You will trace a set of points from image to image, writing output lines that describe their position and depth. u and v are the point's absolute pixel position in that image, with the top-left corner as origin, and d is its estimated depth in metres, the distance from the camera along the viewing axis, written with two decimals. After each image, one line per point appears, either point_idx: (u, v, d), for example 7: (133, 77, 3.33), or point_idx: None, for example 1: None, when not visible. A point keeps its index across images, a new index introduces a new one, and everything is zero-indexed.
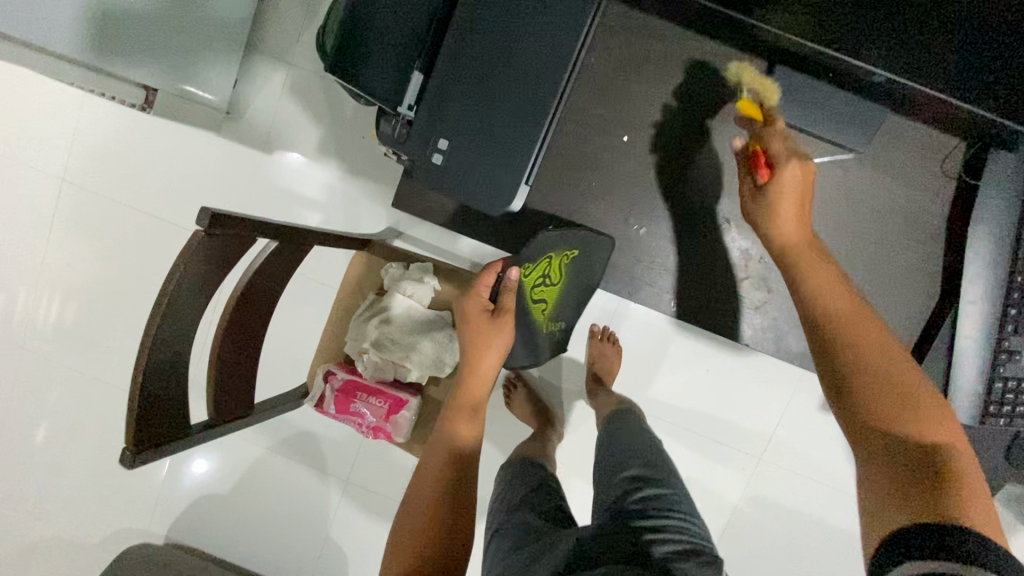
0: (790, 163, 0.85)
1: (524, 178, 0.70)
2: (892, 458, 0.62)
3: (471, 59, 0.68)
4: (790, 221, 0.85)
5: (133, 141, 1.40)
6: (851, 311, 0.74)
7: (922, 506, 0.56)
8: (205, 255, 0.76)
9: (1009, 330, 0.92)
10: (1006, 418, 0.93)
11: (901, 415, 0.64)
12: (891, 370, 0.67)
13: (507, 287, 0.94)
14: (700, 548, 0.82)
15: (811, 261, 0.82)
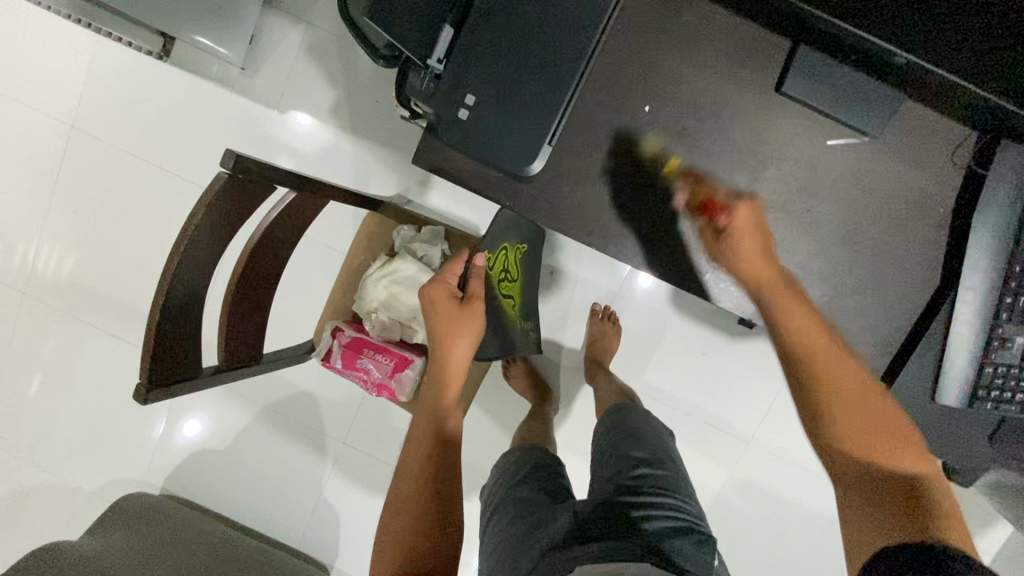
0: (739, 207, 0.83)
1: (547, 139, 0.70)
2: (859, 484, 0.67)
3: (504, 15, 0.68)
4: (750, 257, 0.82)
5: (150, 97, 1.47)
6: (807, 330, 0.75)
7: (905, 528, 0.60)
8: (226, 198, 0.77)
9: (1003, 317, 0.80)
10: (993, 402, 0.81)
11: (878, 440, 0.68)
12: (848, 382, 0.71)
13: (475, 274, 0.98)
14: (696, 524, 0.88)
15: (778, 285, 0.80)
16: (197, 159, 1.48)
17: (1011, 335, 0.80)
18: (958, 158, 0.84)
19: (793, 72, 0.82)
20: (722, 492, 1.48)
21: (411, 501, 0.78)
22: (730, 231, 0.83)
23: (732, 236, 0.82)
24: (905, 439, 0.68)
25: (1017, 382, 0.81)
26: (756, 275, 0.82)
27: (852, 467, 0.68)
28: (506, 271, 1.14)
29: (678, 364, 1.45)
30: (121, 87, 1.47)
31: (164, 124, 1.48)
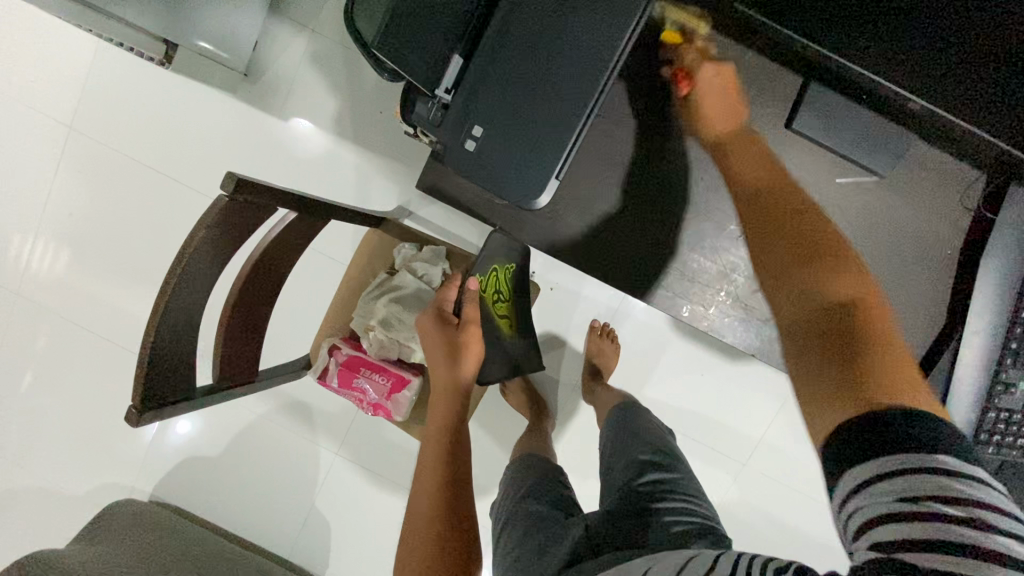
0: (703, 65, 0.80)
1: (555, 173, 0.69)
2: (805, 321, 0.53)
3: (514, 46, 0.67)
4: (717, 112, 0.79)
5: (150, 99, 1.45)
6: (778, 196, 0.62)
7: (854, 391, 0.47)
8: (225, 221, 0.76)
9: (1007, 362, 0.78)
10: (994, 446, 0.79)
11: (824, 272, 0.54)
12: (813, 236, 0.57)
13: (469, 298, 1.01)
14: (709, 523, 0.87)
15: (742, 145, 0.74)
16: (197, 163, 1.47)
17: (1015, 379, 0.78)
18: (966, 201, 0.83)
19: (803, 109, 0.81)
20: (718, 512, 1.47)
21: (427, 521, 0.74)
22: (696, 94, 0.80)
23: (699, 99, 0.80)
24: (841, 265, 0.55)
25: (1019, 429, 0.78)
26: (722, 134, 0.77)
27: (802, 306, 0.54)
28: (498, 291, 1.09)
29: (676, 384, 1.45)
30: (121, 90, 1.45)
31: (164, 128, 1.46)
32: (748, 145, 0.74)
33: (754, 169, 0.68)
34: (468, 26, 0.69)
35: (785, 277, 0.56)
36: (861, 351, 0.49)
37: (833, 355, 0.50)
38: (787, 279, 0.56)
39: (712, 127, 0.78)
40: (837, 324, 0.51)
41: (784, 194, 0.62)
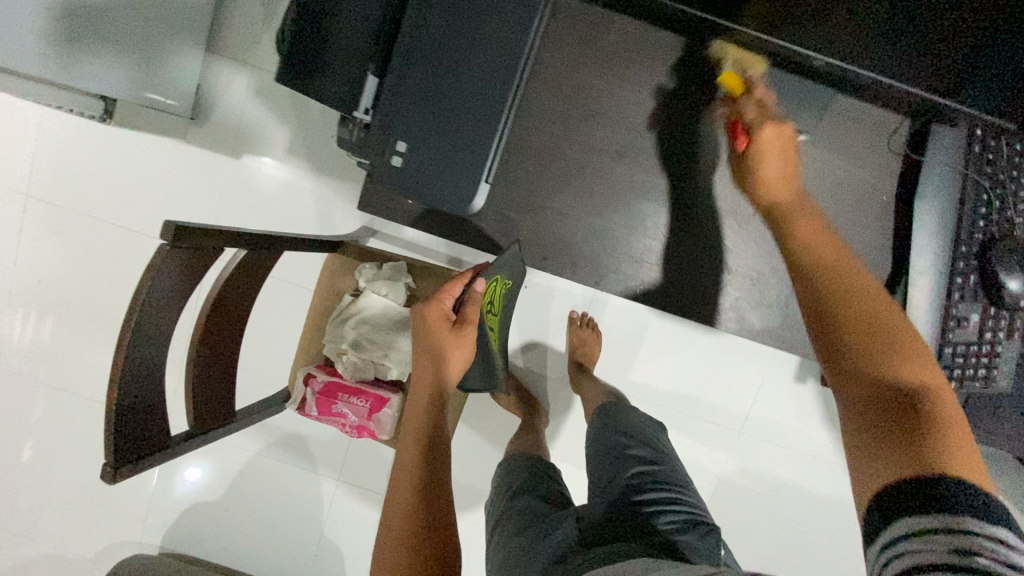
0: (764, 125, 0.74)
1: (483, 176, 0.70)
2: (867, 397, 0.49)
3: (422, 58, 0.68)
4: (774, 169, 0.71)
5: (103, 155, 1.45)
6: (823, 250, 0.59)
7: (904, 454, 0.45)
8: (171, 269, 0.77)
9: (955, 298, 0.78)
10: (957, 380, 0.80)
11: (892, 356, 0.50)
12: (888, 316, 0.53)
13: (472, 297, 0.92)
14: (698, 513, 0.89)
15: (789, 212, 0.65)
16: (159, 213, 1.47)
17: (966, 313, 0.78)
18: (895, 146, 0.86)
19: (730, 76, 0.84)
20: (721, 483, 1.49)
21: (407, 509, 0.75)
22: (755, 148, 0.73)
23: (756, 155, 0.72)
24: (900, 345, 0.50)
25: (979, 359, 0.79)
26: (767, 192, 0.70)
27: (851, 379, 0.51)
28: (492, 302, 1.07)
29: (661, 364, 1.46)
30: (72, 151, 1.45)
31: (121, 183, 1.46)
32: (795, 210, 0.65)
33: (765, 174, 0.71)
34: (374, 45, 0.69)
35: (842, 347, 0.52)
36: (925, 439, 0.45)
37: (885, 421, 0.47)
38: (845, 356, 0.51)
39: (760, 188, 0.71)
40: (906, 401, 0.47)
41: (832, 252, 0.58)
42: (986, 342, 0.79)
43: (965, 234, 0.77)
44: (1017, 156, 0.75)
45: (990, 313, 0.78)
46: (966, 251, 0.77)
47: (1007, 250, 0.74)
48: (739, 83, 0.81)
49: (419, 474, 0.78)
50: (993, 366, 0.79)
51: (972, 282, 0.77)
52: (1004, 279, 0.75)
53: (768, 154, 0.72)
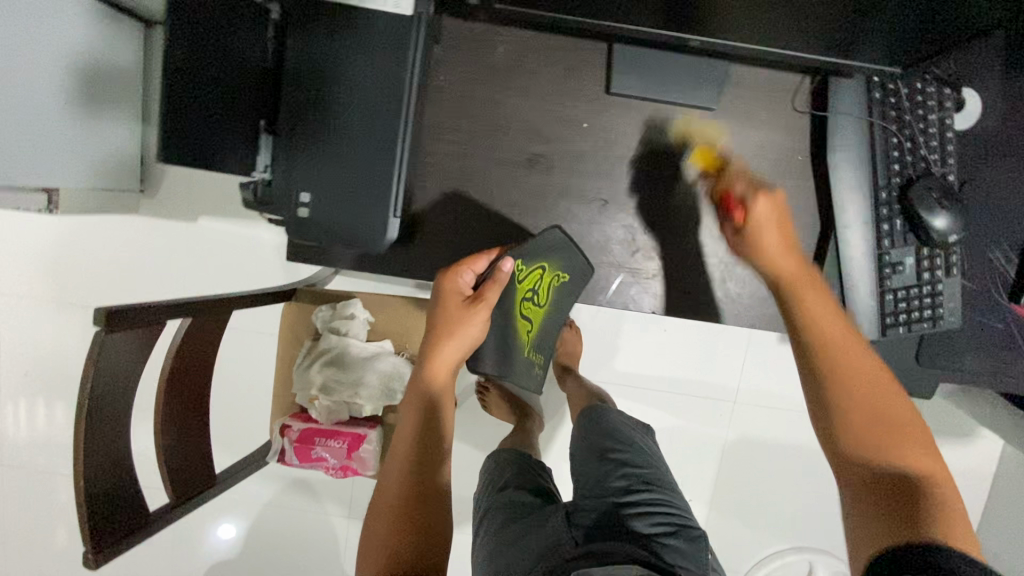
0: (756, 197, 0.72)
1: (392, 211, 0.71)
2: (868, 481, 0.57)
3: (306, 110, 0.69)
4: (773, 247, 0.71)
5: (56, 242, 1.43)
6: (842, 340, 0.63)
7: (892, 528, 0.53)
8: (115, 354, 0.78)
9: (885, 244, 0.78)
10: (904, 326, 0.79)
11: (893, 446, 0.57)
12: (890, 402, 0.59)
13: (494, 279, 0.80)
14: (686, 519, 0.85)
15: (814, 294, 0.67)
16: (121, 287, 1.45)
17: (899, 258, 0.78)
18: (800, 107, 0.81)
19: (618, 70, 0.78)
20: (725, 456, 1.48)
21: (398, 495, 0.76)
22: (750, 227, 0.72)
23: (751, 232, 0.72)
24: (903, 434, 0.58)
25: (923, 301, 0.78)
26: (783, 273, 0.69)
27: (855, 465, 0.58)
28: (533, 292, 0.88)
29: (642, 350, 1.45)
30: (21, 242, 1.42)
31: (76, 266, 1.44)
32: (818, 291, 0.67)
33: (773, 253, 0.71)
34: (262, 104, 0.70)
35: (852, 433, 0.58)
36: (918, 519, 0.53)
37: (892, 505, 0.54)
38: (855, 434, 0.58)
39: (764, 264, 0.71)
40: (896, 484, 0.55)
41: (849, 339, 0.63)
42: (927, 282, 0.78)
43: (883, 180, 0.76)
44: (921, 95, 0.75)
45: (925, 253, 0.78)
46: (887, 196, 0.77)
47: (927, 188, 0.74)
48: (713, 159, 0.81)
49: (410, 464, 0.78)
50: (937, 305, 0.78)
51: (900, 225, 0.77)
52: (927, 218, 0.75)
53: (764, 235, 0.71)
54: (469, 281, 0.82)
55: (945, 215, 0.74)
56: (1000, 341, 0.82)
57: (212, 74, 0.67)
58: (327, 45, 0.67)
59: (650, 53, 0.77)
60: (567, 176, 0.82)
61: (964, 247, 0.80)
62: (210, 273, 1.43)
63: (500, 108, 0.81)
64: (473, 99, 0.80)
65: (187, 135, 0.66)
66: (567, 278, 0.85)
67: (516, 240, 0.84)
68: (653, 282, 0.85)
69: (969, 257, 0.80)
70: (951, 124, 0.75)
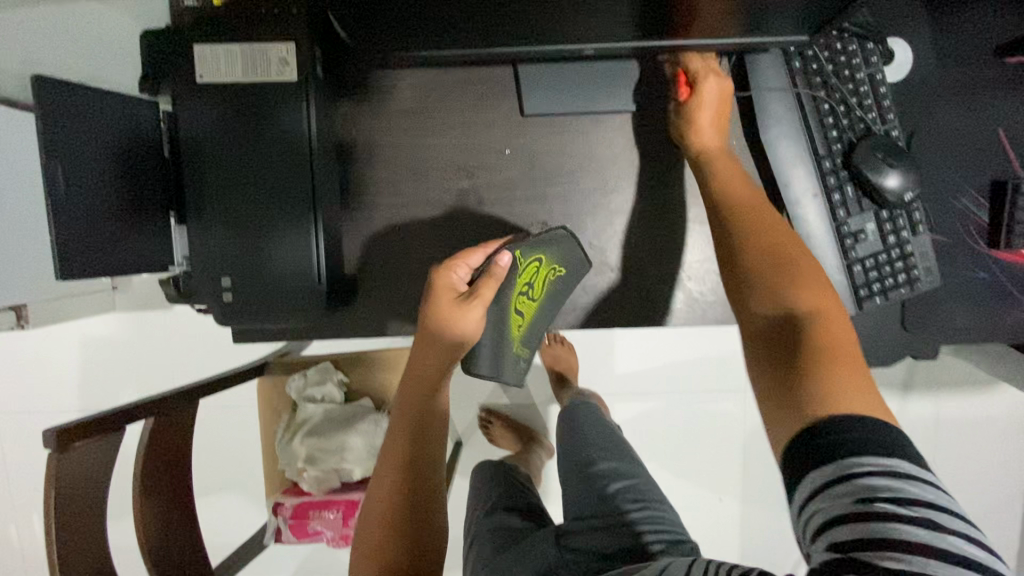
0: (706, 76, 0.70)
1: (318, 278, 0.69)
2: (765, 341, 0.52)
3: (212, 196, 0.67)
4: (706, 128, 0.71)
5: (28, 358, 1.40)
6: (750, 207, 0.63)
7: (779, 374, 0.48)
8: (76, 471, 0.76)
9: (842, 215, 0.74)
10: (881, 295, 0.74)
11: (785, 294, 0.54)
12: (789, 257, 0.57)
13: (491, 275, 0.68)
14: (679, 531, 0.80)
15: (730, 176, 0.67)
16: (99, 390, 1.41)
17: (859, 227, 0.74)
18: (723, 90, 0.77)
19: (527, 91, 0.75)
20: (750, 451, 1.39)
21: (388, 500, 0.68)
22: (691, 101, 0.71)
23: (692, 106, 0.70)
24: (806, 285, 0.54)
25: (893, 266, 0.74)
26: (706, 149, 0.70)
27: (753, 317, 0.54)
28: (529, 287, 0.74)
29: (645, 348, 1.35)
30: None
31: (52, 377, 1.41)
32: (740, 177, 0.67)
33: (705, 129, 0.71)
34: (160, 199, 0.69)
35: (752, 287, 0.56)
36: (809, 368, 0.47)
37: (774, 358, 0.50)
38: (756, 292, 0.55)
39: (691, 138, 0.71)
40: (783, 333, 0.51)
41: (761, 210, 0.63)
42: (893, 246, 0.74)
43: (824, 149, 0.72)
44: (843, 55, 0.71)
45: (885, 216, 0.73)
46: (832, 165, 0.73)
47: (870, 149, 0.70)
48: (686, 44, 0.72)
49: (404, 467, 0.69)
50: (911, 268, 0.74)
51: (852, 192, 0.73)
52: (877, 181, 0.70)
53: (704, 115, 0.70)
54: (463, 278, 0.70)
55: (896, 173, 0.70)
56: (988, 291, 0.76)
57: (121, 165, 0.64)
58: (217, 123, 0.66)
59: (563, 64, 0.73)
60: (501, 207, 0.79)
61: (925, 202, 0.75)
62: (184, 361, 1.39)
63: (417, 153, 0.78)
64: (388, 147, 0.78)
65: (86, 249, 0.60)
66: (562, 273, 0.77)
67: (514, 237, 0.74)
68: (610, 295, 0.81)
69: (934, 210, 0.76)
70: (881, 80, 0.71)
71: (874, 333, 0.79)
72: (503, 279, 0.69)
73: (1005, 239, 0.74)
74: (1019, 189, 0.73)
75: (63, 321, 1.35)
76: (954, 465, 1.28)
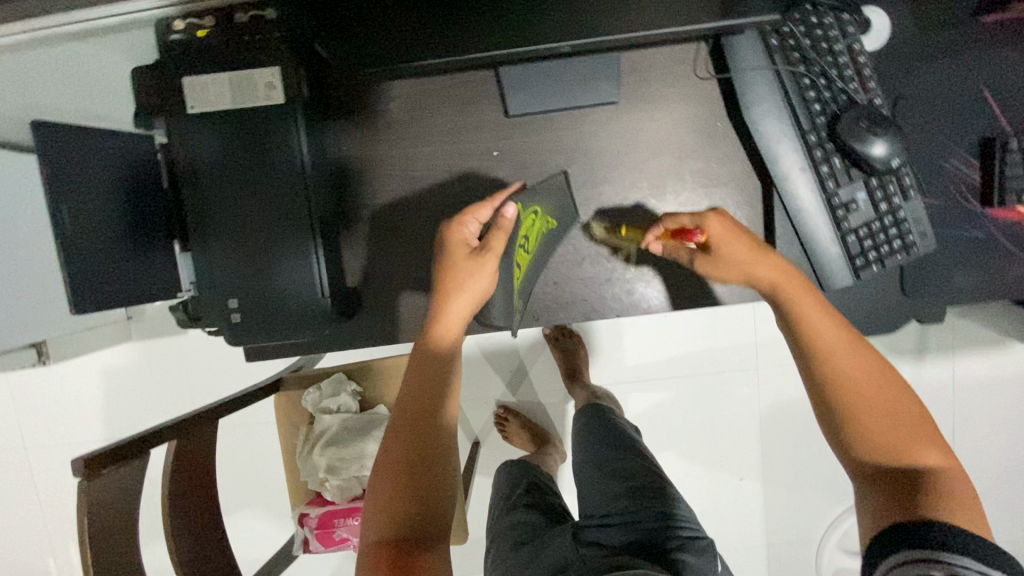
0: (709, 217, 0.69)
1: (321, 293, 0.71)
2: (882, 486, 0.54)
3: (213, 218, 0.69)
4: (741, 258, 0.68)
5: (53, 393, 1.43)
6: (833, 334, 0.61)
7: (893, 509, 0.52)
8: (106, 497, 0.78)
9: (832, 187, 0.74)
10: (878, 262, 0.75)
11: (895, 439, 0.55)
12: (881, 385, 0.58)
13: (500, 227, 0.71)
14: (698, 531, 0.79)
15: (798, 291, 0.64)
16: (122, 419, 1.44)
17: (849, 197, 0.74)
18: (704, 73, 0.77)
19: (509, 92, 0.76)
20: (767, 430, 1.39)
21: (395, 468, 0.63)
22: (712, 244, 0.70)
23: (716, 249, 0.69)
24: (909, 424, 0.56)
25: (887, 232, 0.74)
26: (752, 280, 0.67)
27: (867, 460, 0.56)
28: (526, 240, 0.74)
29: (652, 337, 1.36)
30: (22, 399, 1.44)
31: (76, 409, 1.44)
32: (802, 286, 0.64)
33: (738, 260, 0.68)
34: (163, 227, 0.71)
35: (860, 432, 0.56)
36: (930, 502, 0.51)
37: (886, 489, 0.53)
38: (860, 434, 0.56)
39: (731, 277, 0.69)
40: (906, 481, 0.53)
41: (842, 332, 0.61)
42: (885, 213, 0.74)
43: (808, 123, 0.73)
44: (820, 29, 0.72)
45: (875, 184, 0.74)
46: (817, 137, 0.73)
47: (854, 119, 0.71)
48: None
49: (417, 430, 0.65)
50: (905, 233, 0.74)
51: (839, 163, 0.74)
52: (864, 150, 0.70)
53: (728, 248, 0.69)
54: (474, 234, 0.75)
55: (882, 141, 0.70)
56: (985, 250, 0.76)
57: (122, 196, 0.66)
58: (209, 146, 0.68)
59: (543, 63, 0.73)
60: None
61: (914, 166, 0.76)
62: (202, 383, 1.41)
63: (408, 161, 0.80)
64: (380, 159, 0.80)
65: (96, 282, 0.62)
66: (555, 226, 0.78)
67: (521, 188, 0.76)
68: (609, 285, 0.83)
69: (923, 174, 0.76)
70: (858, 50, 0.72)
71: (874, 301, 0.79)
72: (511, 231, 0.71)
73: (997, 196, 0.74)
74: (1007, 147, 0.73)
75: (82, 354, 1.38)
76: (974, 427, 1.28)
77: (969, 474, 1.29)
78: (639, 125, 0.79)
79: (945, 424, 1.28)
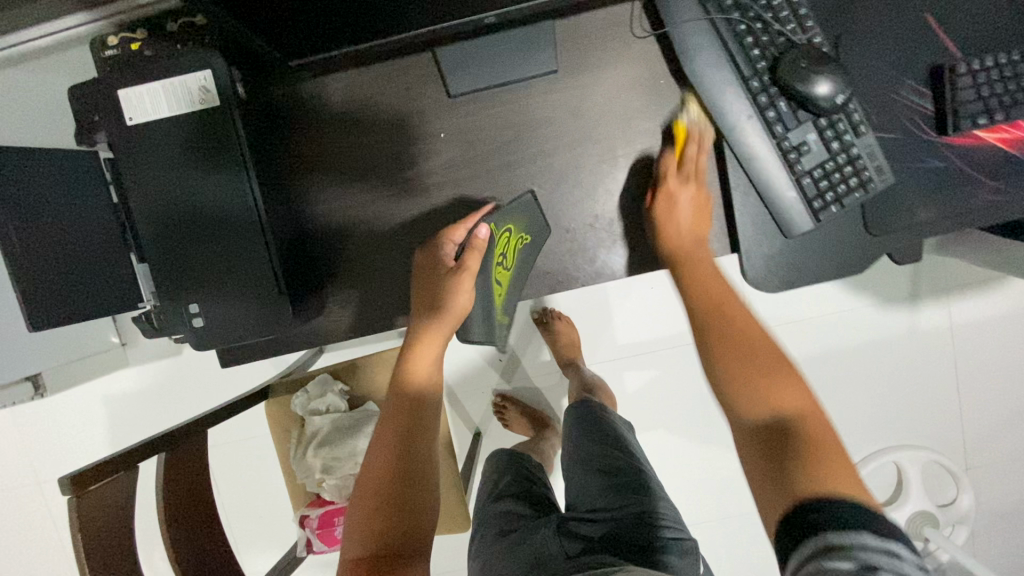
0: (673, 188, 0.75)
1: (280, 289, 0.71)
2: (761, 453, 0.58)
3: (166, 231, 0.69)
4: (677, 229, 0.75)
5: (58, 423, 1.46)
6: (724, 318, 0.69)
7: (775, 483, 0.55)
8: (98, 512, 0.79)
9: (781, 131, 0.73)
10: (836, 203, 0.74)
11: (762, 396, 0.61)
12: (762, 360, 0.64)
13: (474, 245, 0.76)
14: (679, 527, 0.81)
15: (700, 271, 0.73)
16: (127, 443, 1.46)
17: (799, 140, 0.74)
18: (642, 33, 0.77)
19: (448, 72, 0.76)
20: None
21: (377, 487, 0.67)
22: (660, 209, 0.76)
23: (661, 216, 0.76)
24: (782, 388, 0.61)
25: (842, 171, 0.73)
26: (675, 248, 0.75)
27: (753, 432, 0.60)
28: (503, 258, 0.79)
29: (639, 310, 1.35)
30: (28, 433, 1.46)
31: (82, 438, 1.46)
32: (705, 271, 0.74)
33: (677, 228, 0.75)
34: (119, 242, 0.72)
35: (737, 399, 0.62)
36: (797, 462, 0.55)
37: (767, 454, 0.57)
38: (738, 396, 0.62)
39: (660, 244, 0.76)
40: (775, 436, 0.58)
41: (734, 321, 0.69)
42: (837, 152, 0.73)
43: (749, 69, 0.72)
44: None
45: (824, 124, 0.73)
46: (760, 83, 0.73)
47: (794, 60, 0.70)
48: (684, 133, 0.77)
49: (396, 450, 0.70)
50: (860, 170, 0.73)
51: (786, 107, 0.73)
52: (807, 90, 0.70)
53: (671, 220, 0.75)
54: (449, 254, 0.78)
55: (825, 79, 0.69)
56: (949, 179, 0.74)
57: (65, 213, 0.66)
58: (154, 164, 0.68)
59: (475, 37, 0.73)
60: (452, 190, 0.81)
61: (864, 102, 0.75)
62: (200, 400, 1.43)
63: (360, 153, 0.80)
64: (331, 153, 0.80)
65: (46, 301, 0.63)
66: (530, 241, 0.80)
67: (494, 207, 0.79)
68: (573, 256, 0.82)
69: (874, 109, 0.75)
70: None
71: (842, 244, 0.78)
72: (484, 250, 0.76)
73: (953, 123, 0.73)
74: (955, 71, 0.72)
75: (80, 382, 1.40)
76: (976, 365, 1.26)
77: (975, 412, 1.28)
78: (586, 92, 0.79)
79: (945, 365, 1.26)
